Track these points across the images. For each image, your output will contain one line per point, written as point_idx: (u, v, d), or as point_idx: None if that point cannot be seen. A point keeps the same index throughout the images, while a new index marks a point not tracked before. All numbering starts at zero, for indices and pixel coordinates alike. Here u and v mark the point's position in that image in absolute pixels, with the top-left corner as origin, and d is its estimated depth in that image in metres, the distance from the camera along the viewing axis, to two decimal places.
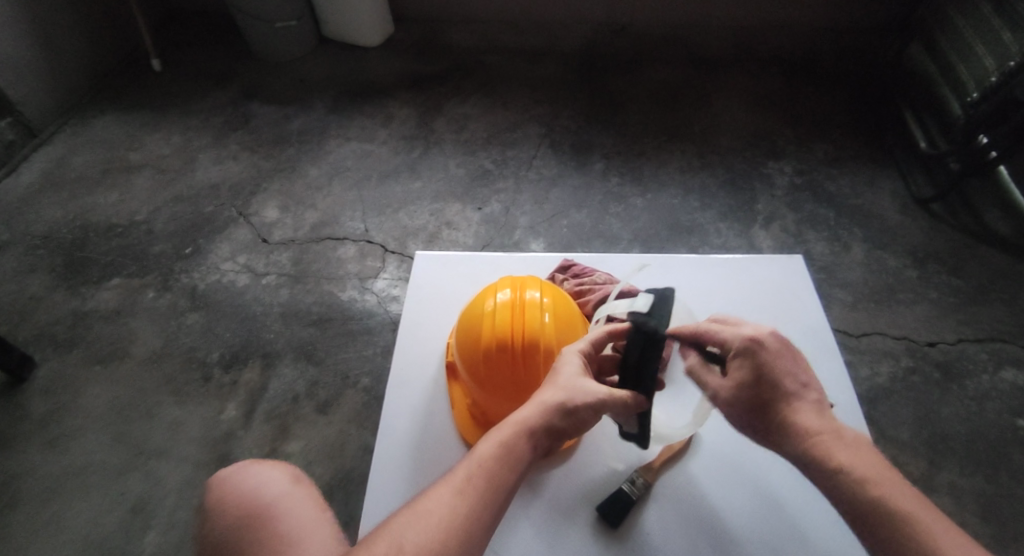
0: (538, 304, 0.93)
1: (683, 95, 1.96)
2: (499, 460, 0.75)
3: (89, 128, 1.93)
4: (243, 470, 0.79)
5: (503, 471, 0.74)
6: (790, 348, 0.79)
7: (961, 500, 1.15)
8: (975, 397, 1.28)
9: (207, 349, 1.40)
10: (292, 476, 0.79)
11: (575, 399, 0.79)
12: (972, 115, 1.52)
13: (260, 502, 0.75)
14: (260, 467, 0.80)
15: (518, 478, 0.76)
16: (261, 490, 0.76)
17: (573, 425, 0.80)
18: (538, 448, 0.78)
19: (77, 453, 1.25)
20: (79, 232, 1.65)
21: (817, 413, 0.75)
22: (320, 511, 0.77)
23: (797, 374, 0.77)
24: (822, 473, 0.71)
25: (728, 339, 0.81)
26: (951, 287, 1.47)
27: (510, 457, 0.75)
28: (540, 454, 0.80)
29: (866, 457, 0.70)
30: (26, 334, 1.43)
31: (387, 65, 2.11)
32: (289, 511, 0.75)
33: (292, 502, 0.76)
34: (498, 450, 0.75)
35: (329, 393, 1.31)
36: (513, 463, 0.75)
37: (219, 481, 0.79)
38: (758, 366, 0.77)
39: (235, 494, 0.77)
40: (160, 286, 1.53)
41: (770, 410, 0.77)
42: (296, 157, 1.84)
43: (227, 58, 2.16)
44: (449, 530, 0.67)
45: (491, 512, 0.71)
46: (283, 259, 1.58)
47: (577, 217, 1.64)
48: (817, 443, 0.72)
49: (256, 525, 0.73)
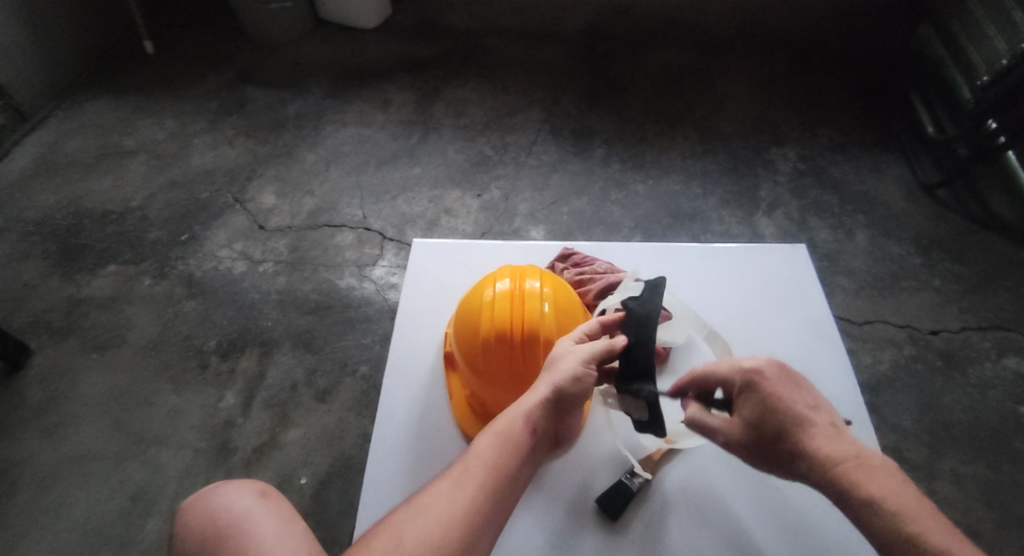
0: (537, 294, 0.91)
1: (685, 80, 1.93)
2: (498, 449, 0.74)
3: (82, 113, 1.90)
4: (207, 493, 0.75)
5: (503, 460, 0.73)
6: (790, 375, 0.78)
7: (962, 488, 1.14)
8: (978, 386, 1.27)
9: (204, 337, 1.39)
10: (257, 491, 0.75)
11: (568, 376, 0.79)
12: (980, 101, 1.49)
13: (227, 520, 0.71)
14: (223, 487, 0.75)
15: (520, 466, 0.75)
16: (221, 509, 0.72)
17: (572, 400, 0.80)
18: (539, 434, 0.78)
19: (75, 442, 1.24)
20: (74, 219, 1.63)
21: (833, 436, 0.72)
22: (289, 523, 0.73)
23: (805, 399, 0.75)
24: (850, 504, 0.66)
25: (726, 375, 0.81)
26: (955, 274, 1.45)
27: (509, 445, 0.75)
28: (544, 439, 0.80)
29: (891, 480, 0.66)
30: (22, 322, 1.42)
31: (384, 48, 2.07)
32: (253, 529, 0.70)
33: (256, 519, 0.71)
34: (497, 440, 0.75)
35: (327, 382, 1.30)
36: (513, 450, 0.75)
37: (186, 508, 0.75)
38: (762, 399, 0.76)
39: (197, 516, 0.73)
40: (156, 274, 1.51)
41: (784, 443, 0.73)
42: (292, 142, 1.81)
43: (221, 40, 2.12)
44: (450, 523, 0.66)
45: (493, 501, 0.71)
46: (280, 246, 1.56)
47: (577, 204, 1.62)
48: (840, 472, 0.68)
49: (217, 547, 0.69)
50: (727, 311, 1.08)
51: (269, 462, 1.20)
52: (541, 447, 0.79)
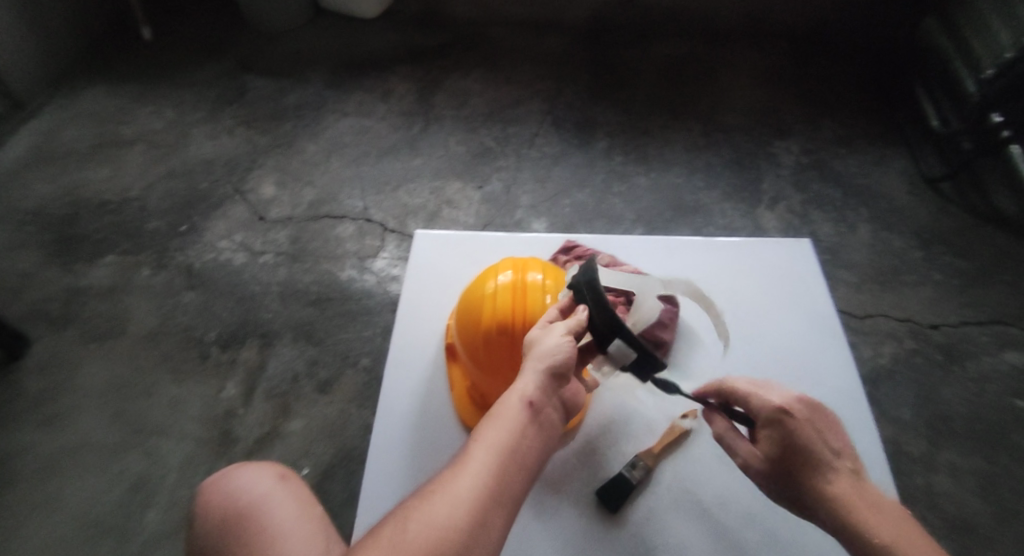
0: (540, 286, 0.91)
1: (688, 72, 1.92)
2: (501, 430, 0.71)
3: (79, 101, 1.89)
4: (229, 475, 0.75)
5: (507, 440, 0.69)
6: (819, 414, 0.76)
7: (961, 481, 1.15)
8: (977, 380, 1.27)
9: (204, 328, 1.38)
10: (278, 475, 0.75)
11: (552, 348, 0.77)
12: (985, 93, 1.48)
13: (246, 500, 0.71)
14: (244, 470, 0.76)
15: (528, 444, 0.71)
16: (242, 490, 0.72)
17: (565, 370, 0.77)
18: (541, 410, 0.74)
19: (75, 432, 1.24)
20: (72, 208, 1.62)
21: (853, 483, 0.71)
22: (307, 506, 0.73)
23: (831, 442, 0.74)
24: (857, 547, 0.66)
25: (754, 403, 0.79)
26: (957, 269, 1.45)
27: (511, 424, 0.71)
28: (552, 416, 0.76)
29: (903, 528, 0.65)
30: (20, 312, 1.41)
31: (385, 38, 2.06)
32: (271, 510, 0.70)
33: (275, 500, 0.71)
34: (497, 424, 0.71)
35: (328, 373, 1.30)
36: (516, 427, 0.71)
37: (207, 488, 0.75)
38: (788, 434, 0.74)
39: (216, 496, 0.73)
40: (155, 264, 1.50)
41: (801, 472, 0.72)
42: (292, 132, 1.80)
43: (220, 29, 2.11)
44: (456, 505, 0.62)
45: (502, 479, 0.66)
46: (280, 237, 1.55)
47: (579, 197, 1.62)
48: (851, 509, 0.68)
49: (234, 527, 0.69)
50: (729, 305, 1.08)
51: (271, 453, 1.20)
52: (549, 423, 0.75)
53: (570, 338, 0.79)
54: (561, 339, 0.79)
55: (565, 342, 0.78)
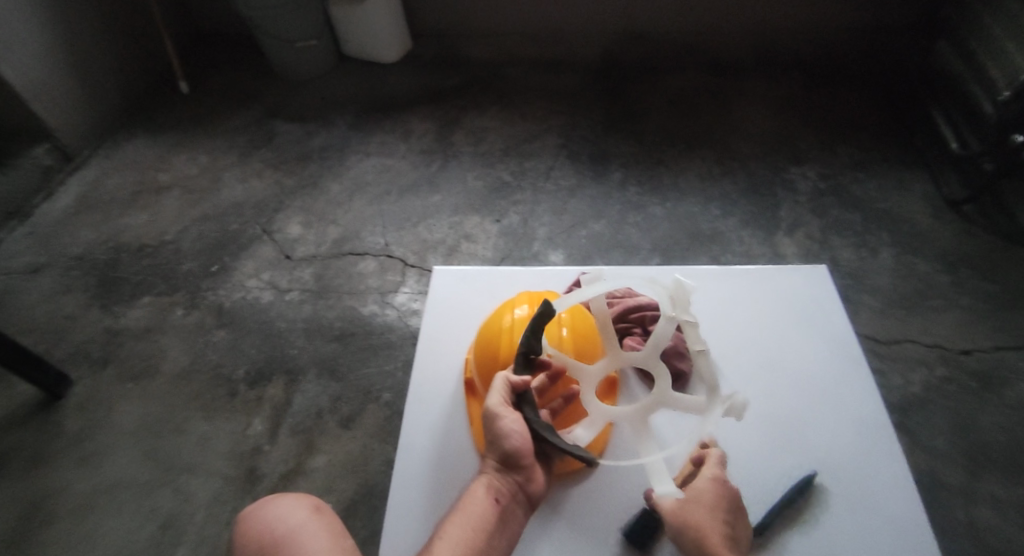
0: (556, 320, 0.94)
1: (700, 102, 1.94)
2: (465, 528, 0.77)
3: (120, 152, 2.00)
4: (265, 503, 0.77)
5: (470, 537, 0.76)
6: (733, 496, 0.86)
7: (1005, 514, 1.10)
8: (1016, 407, 1.23)
9: (232, 365, 1.43)
10: (312, 505, 0.76)
11: (497, 438, 0.83)
12: (1004, 114, 1.45)
13: (281, 533, 0.72)
14: (280, 499, 0.77)
15: (491, 539, 0.77)
16: (277, 520, 0.73)
17: (521, 454, 0.82)
18: (505, 499, 0.81)
19: (111, 469, 1.28)
20: (112, 253, 1.70)
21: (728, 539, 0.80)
22: (341, 539, 0.74)
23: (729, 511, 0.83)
24: None
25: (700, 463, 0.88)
26: (988, 292, 1.41)
27: (476, 521, 0.78)
28: (519, 506, 0.82)
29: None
30: (63, 353, 1.48)
31: (404, 80, 2.14)
32: (307, 543, 0.71)
33: (310, 534, 0.73)
34: (461, 518, 0.78)
35: (351, 408, 1.33)
36: (482, 522, 0.78)
37: (245, 515, 0.77)
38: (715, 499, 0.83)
39: (254, 526, 0.74)
40: (188, 304, 1.56)
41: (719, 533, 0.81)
42: (318, 173, 1.87)
43: (250, 79, 2.22)
44: None
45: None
46: (306, 275, 1.60)
47: (596, 228, 1.63)
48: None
49: None
50: (746, 332, 1.07)
51: (296, 489, 1.22)
52: (514, 510, 0.81)
53: (516, 414, 0.84)
54: (507, 417, 0.83)
55: (514, 422, 0.83)
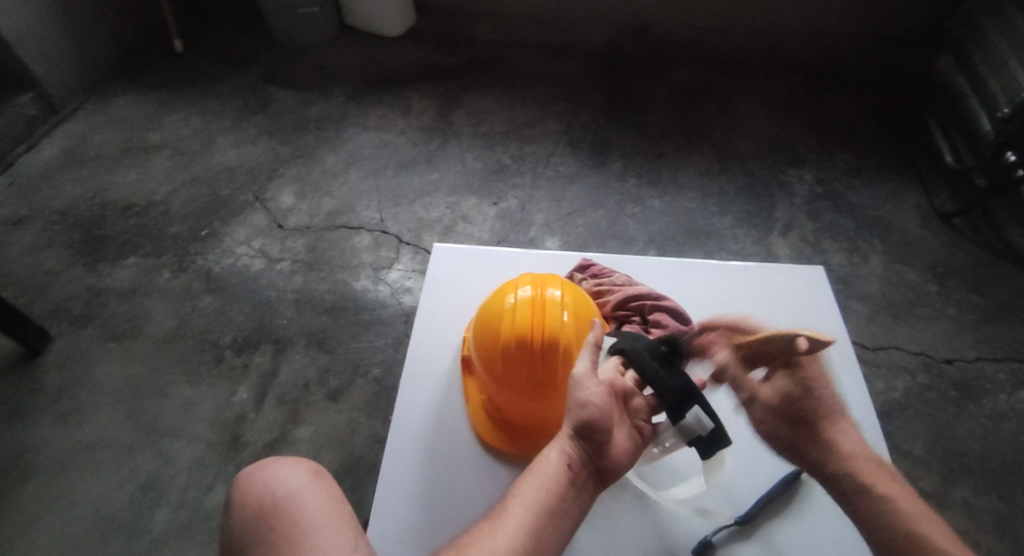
0: (558, 303, 0.89)
1: (703, 99, 1.95)
2: (538, 488, 0.73)
3: (109, 107, 1.94)
4: (265, 466, 0.75)
5: (538, 497, 0.72)
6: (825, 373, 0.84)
7: (973, 518, 1.14)
8: (990, 416, 1.27)
9: (219, 332, 1.40)
10: (313, 470, 0.75)
11: (580, 400, 0.76)
12: (1002, 131, 1.48)
13: (280, 495, 0.71)
14: (282, 462, 0.76)
15: (562, 501, 0.72)
16: (278, 482, 0.72)
17: (601, 425, 0.75)
18: (578, 465, 0.74)
19: (89, 429, 1.25)
20: (97, 210, 1.65)
21: (855, 438, 0.81)
22: (340, 505, 0.72)
23: (834, 396, 0.83)
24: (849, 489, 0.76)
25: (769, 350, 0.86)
26: (971, 304, 1.45)
27: (547, 482, 0.73)
28: (592, 475, 0.76)
29: (895, 484, 0.75)
30: (42, 309, 1.44)
31: (407, 55, 2.11)
32: (306, 506, 0.70)
33: (310, 497, 0.71)
34: (536, 479, 0.73)
35: (339, 382, 1.32)
36: (553, 487, 0.72)
37: (243, 476, 0.76)
38: (804, 379, 0.83)
39: (254, 487, 0.73)
40: (175, 268, 1.53)
41: (806, 434, 0.81)
42: (314, 144, 1.84)
43: (248, 42, 2.16)
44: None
45: (538, 543, 0.69)
46: (298, 245, 1.58)
47: (593, 217, 1.64)
48: (877, 486, 0.75)
49: (271, 519, 0.69)
50: None
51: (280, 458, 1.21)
52: (586, 482, 0.74)
53: (597, 386, 0.77)
54: (590, 387, 0.77)
55: (594, 393, 0.76)
